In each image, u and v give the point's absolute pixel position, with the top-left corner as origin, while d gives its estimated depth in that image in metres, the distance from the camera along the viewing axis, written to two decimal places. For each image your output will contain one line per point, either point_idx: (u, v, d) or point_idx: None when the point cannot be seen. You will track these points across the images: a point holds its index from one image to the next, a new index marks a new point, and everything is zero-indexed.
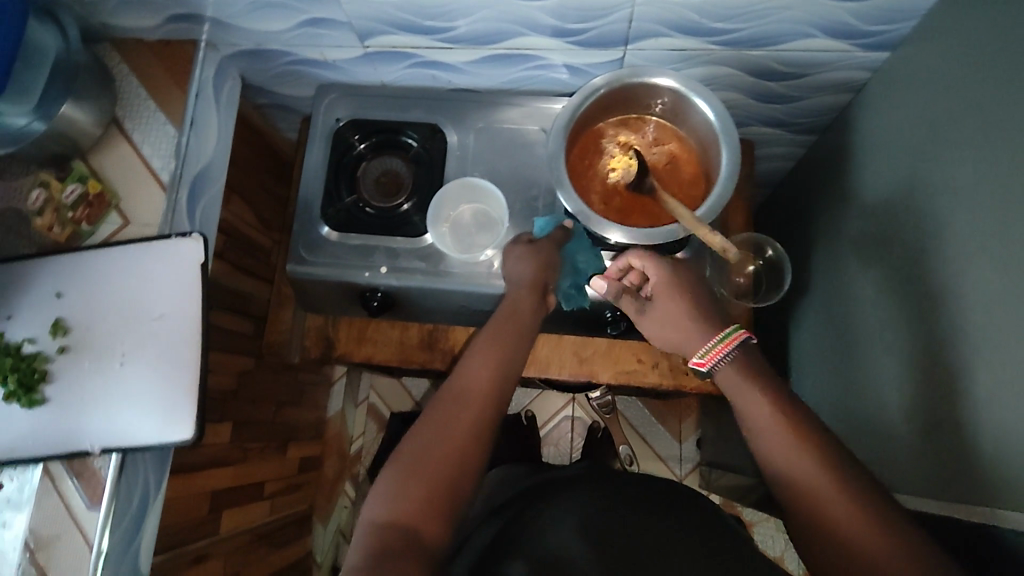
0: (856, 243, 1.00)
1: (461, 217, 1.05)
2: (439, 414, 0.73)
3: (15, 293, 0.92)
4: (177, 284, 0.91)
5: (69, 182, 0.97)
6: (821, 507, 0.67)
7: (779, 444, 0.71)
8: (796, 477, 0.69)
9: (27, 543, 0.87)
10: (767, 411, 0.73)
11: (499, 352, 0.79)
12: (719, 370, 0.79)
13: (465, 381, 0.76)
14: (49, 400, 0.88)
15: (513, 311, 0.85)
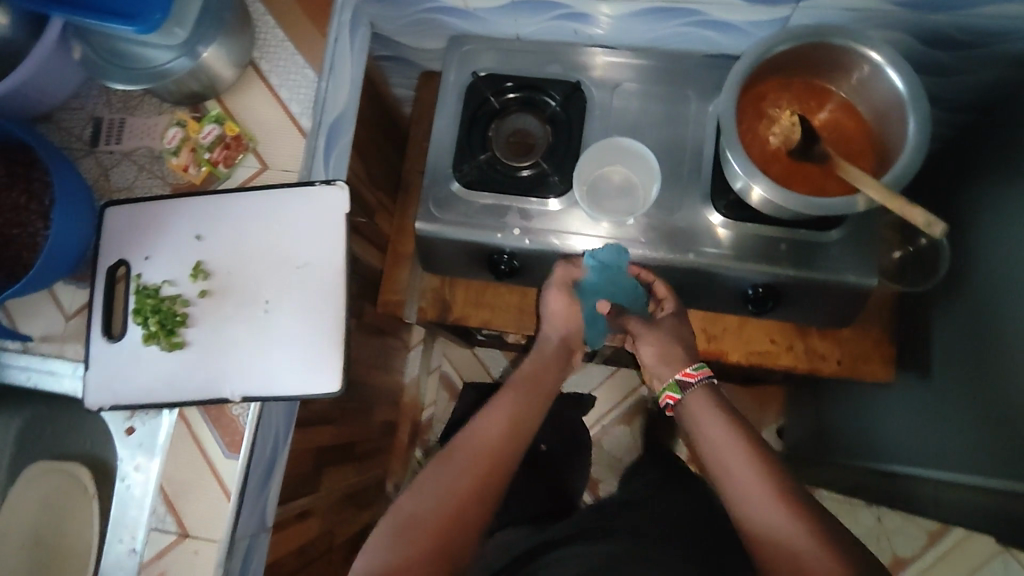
0: (1011, 230, 0.92)
1: (607, 180, 1.01)
2: (448, 467, 0.75)
3: (153, 234, 0.90)
4: (322, 233, 0.88)
5: (205, 123, 0.93)
6: (777, 541, 0.68)
7: (737, 477, 0.73)
8: (748, 512, 0.71)
9: (160, 487, 0.86)
10: (729, 445, 0.76)
11: (520, 404, 0.82)
12: (688, 390, 0.85)
13: (479, 429, 0.79)
14: (187, 343, 0.86)
15: (533, 369, 0.90)
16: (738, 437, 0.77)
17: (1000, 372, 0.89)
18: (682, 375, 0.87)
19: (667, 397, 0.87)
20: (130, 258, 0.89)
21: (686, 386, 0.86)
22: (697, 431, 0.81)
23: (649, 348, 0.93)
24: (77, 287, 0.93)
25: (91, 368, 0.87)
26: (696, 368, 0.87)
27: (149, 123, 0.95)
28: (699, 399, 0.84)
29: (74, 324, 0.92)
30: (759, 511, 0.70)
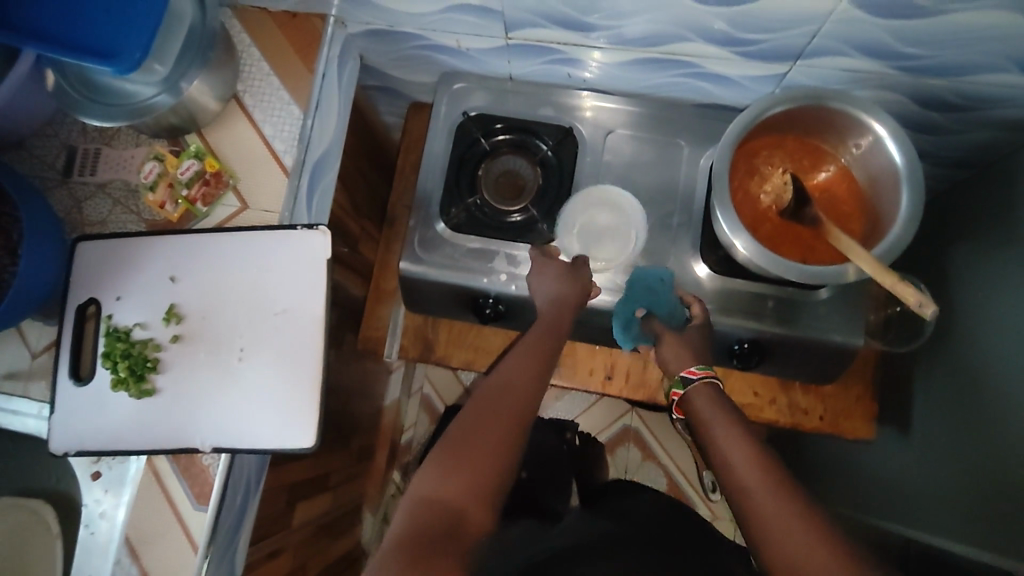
0: (996, 291, 0.92)
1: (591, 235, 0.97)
2: (479, 409, 0.69)
3: (126, 273, 0.87)
4: (303, 277, 0.86)
5: (184, 158, 0.90)
6: (797, 559, 0.56)
7: (750, 492, 0.61)
8: (769, 534, 0.58)
9: (125, 536, 0.83)
10: (742, 457, 0.64)
11: (522, 388, 0.72)
12: (692, 395, 0.74)
13: (472, 420, 0.68)
14: (158, 390, 0.83)
15: (539, 340, 0.79)
16: (748, 446, 0.65)
17: (974, 413, 0.92)
18: (684, 372, 0.77)
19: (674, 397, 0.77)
20: (101, 297, 0.86)
21: (687, 384, 0.75)
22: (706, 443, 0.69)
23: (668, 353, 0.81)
24: (47, 323, 0.90)
25: (56, 412, 0.84)
26: (700, 368, 0.76)
27: (126, 156, 0.92)
28: (702, 406, 0.72)
29: (41, 361, 0.89)
30: (780, 529, 0.58)
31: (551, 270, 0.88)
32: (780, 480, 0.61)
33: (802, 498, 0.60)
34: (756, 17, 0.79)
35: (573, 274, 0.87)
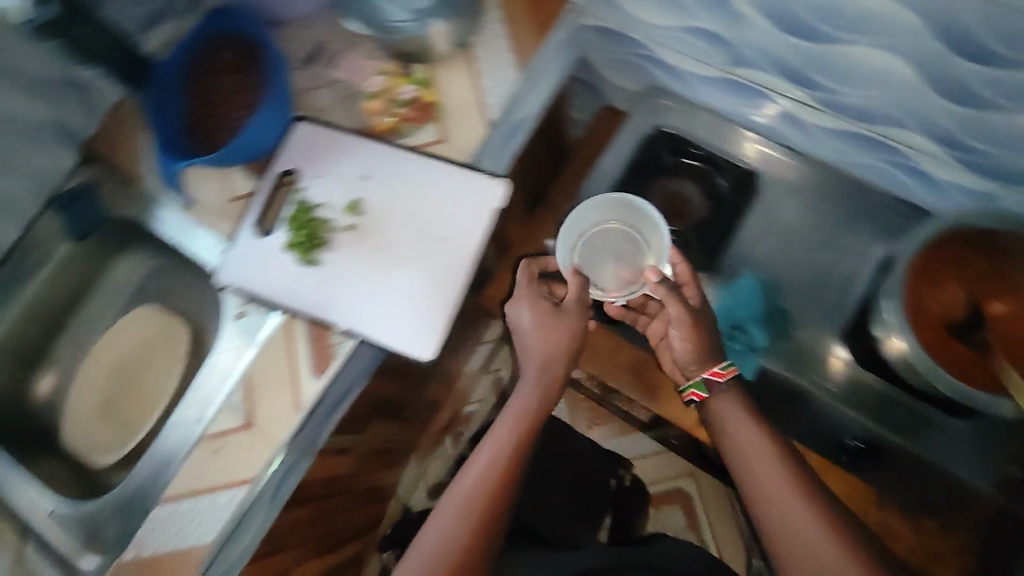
0: None
1: (590, 257, 1.02)
2: (452, 500, 0.83)
3: (328, 159, 0.98)
4: (471, 215, 0.93)
5: (408, 82, 1.00)
6: (804, 539, 0.73)
7: (767, 489, 0.77)
8: (784, 519, 0.75)
9: (244, 375, 0.91)
10: (760, 460, 0.79)
11: (507, 463, 0.85)
12: (715, 392, 0.87)
13: (445, 511, 0.82)
14: (320, 264, 0.92)
15: (529, 397, 0.90)
16: (768, 448, 0.80)
17: None
18: (708, 374, 0.88)
19: (692, 394, 0.89)
20: (302, 174, 0.97)
21: (711, 386, 0.87)
22: (724, 439, 0.84)
23: (684, 345, 0.89)
24: (246, 180, 1.00)
25: (231, 249, 0.96)
26: (724, 368, 0.88)
27: (359, 64, 1.03)
28: (725, 411, 0.86)
29: (230, 206, 0.99)
30: (791, 516, 0.74)
31: (532, 336, 0.92)
32: (781, 476, 0.78)
33: (804, 487, 0.76)
34: (993, 127, 0.78)
35: (552, 342, 0.91)
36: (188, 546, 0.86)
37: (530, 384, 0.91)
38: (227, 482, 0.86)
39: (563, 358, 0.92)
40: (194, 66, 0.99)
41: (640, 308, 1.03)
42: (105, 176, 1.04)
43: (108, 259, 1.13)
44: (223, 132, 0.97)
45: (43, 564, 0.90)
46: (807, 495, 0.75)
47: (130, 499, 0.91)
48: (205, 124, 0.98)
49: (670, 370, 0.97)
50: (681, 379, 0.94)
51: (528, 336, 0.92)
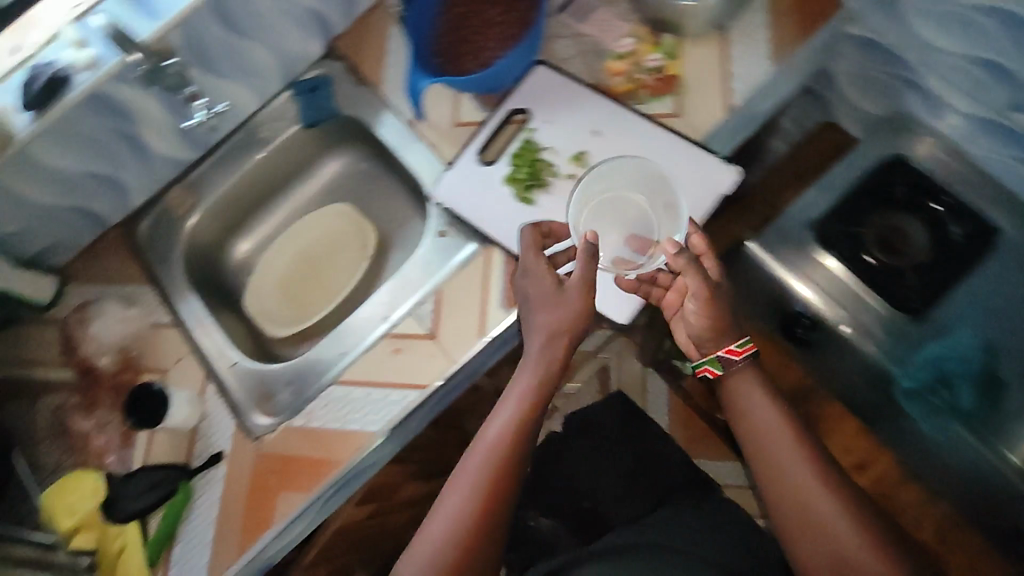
0: None
1: (599, 218, 0.88)
2: (463, 473, 0.78)
3: (562, 106, 0.98)
4: (694, 194, 0.90)
5: (656, 51, 0.96)
6: (828, 526, 0.70)
7: (789, 471, 0.74)
8: (801, 497, 0.72)
9: (434, 290, 0.95)
10: (779, 440, 0.76)
11: (501, 463, 0.77)
12: (732, 370, 0.80)
13: (458, 483, 0.78)
14: (535, 205, 0.95)
15: (524, 385, 0.80)
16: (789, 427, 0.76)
17: None
18: (724, 351, 0.79)
19: (704, 369, 0.81)
20: (535, 116, 0.98)
21: (727, 366, 0.80)
22: (743, 416, 0.79)
23: (698, 321, 0.80)
24: (476, 108, 1.03)
25: (451, 168, 0.99)
26: (743, 345, 0.79)
27: (612, 23, 1.00)
28: (744, 387, 0.80)
29: (454, 130, 1.04)
30: (812, 500, 0.72)
31: (536, 344, 0.80)
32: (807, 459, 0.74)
33: (826, 468, 0.73)
34: None
35: (555, 342, 0.79)
36: (352, 431, 0.91)
37: (530, 376, 0.80)
38: (401, 383, 0.91)
39: (564, 343, 0.79)
40: None
41: (650, 282, 0.85)
42: (347, 73, 1.12)
43: (322, 153, 1.21)
44: (470, 60, 1.01)
45: (218, 408, 0.97)
46: (827, 480, 0.73)
47: (307, 372, 0.98)
48: (455, 48, 1.02)
49: (682, 343, 0.85)
50: (693, 353, 0.84)
51: (537, 313, 0.80)
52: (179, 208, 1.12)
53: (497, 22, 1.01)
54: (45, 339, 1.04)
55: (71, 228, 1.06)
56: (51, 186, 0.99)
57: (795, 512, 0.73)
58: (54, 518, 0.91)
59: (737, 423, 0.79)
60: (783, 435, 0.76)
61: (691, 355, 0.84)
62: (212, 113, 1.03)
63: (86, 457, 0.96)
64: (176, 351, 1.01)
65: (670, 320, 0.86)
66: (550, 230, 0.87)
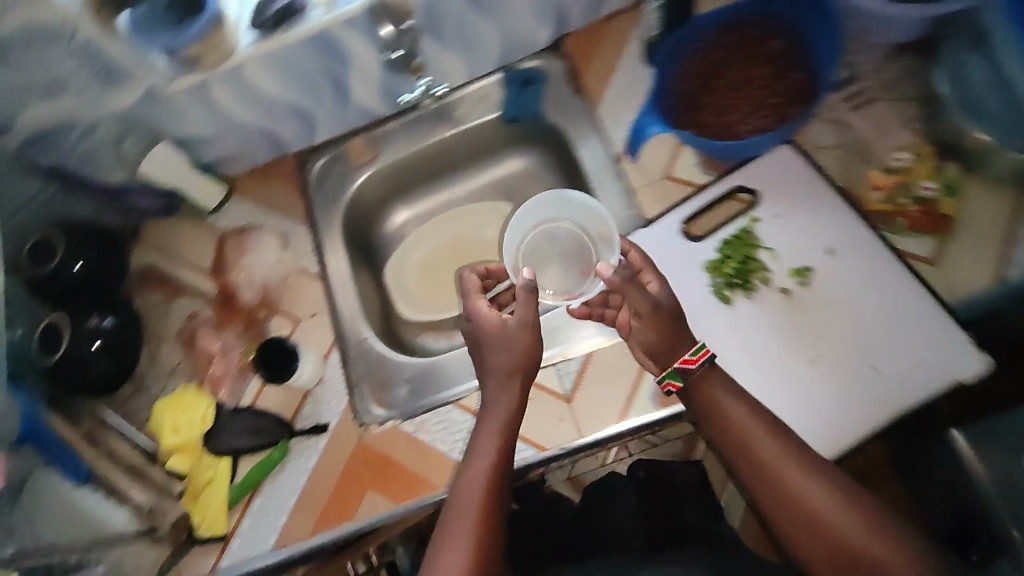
0: None
1: (534, 257, 0.93)
2: (452, 519, 0.72)
3: (800, 206, 0.86)
4: (921, 365, 0.77)
5: (935, 179, 0.82)
6: (830, 517, 0.68)
7: (779, 471, 0.70)
8: (794, 490, 0.69)
9: (586, 353, 0.89)
10: (763, 440, 0.71)
11: (485, 494, 0.73)
12: (692, 378, 0.75)
13: (446, 535, 0.72)
14: (730, 306, 0.83)
15: (496, 427, 0.76)
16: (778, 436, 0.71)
17: None
18: (681, 362, 0.75)
19: (667, 384, 0.77)
20: (765, 204, 0.87)
21: (688, 375, 0.75)
22: (718, 433, 0.74)
23: (649, 336, 0.78)
24: (700, 173, 0.92)
25: (649, 229, 0.90)
26: (697, 352, 0.75)
27: (889, 127, 0.86)
28: (718, 400, 0.74)
29: (663, 182, 0.94)
30: (806, 493, 0.69)
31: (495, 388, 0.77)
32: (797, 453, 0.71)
33: (806, 456, 0.71)
34: None
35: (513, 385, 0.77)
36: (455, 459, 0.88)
37: (501, 418, 0.77)
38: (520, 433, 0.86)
39: (518, 388, 0.77)
40: (723, 29, 0.89)
41: (602, 303, 0.89)
42: (566, 79, 1.03)
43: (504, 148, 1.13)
44: (715, 117, 0.89)
45: (337, 378, 0.96)
46: (813, 467, 0.70)
47: (426, 379, 0.95)
48: (701, 96, 0.90)
49: (642, 361, 0.83)
50: (654, 368, 0.81)
51: (494, 355, 0.77)
52: (356, 159, 1.08)
53: (761, 84, 0.88)
54: (200, 244, 1.05)
55: (253, 147, 1.05)
56: (252, 107, 0.96)
57: (794, 510, 0.69)
58: (158, 430, 0.92)
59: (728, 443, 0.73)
60: (756, 429, 0.72)
61: (653, 371, 0.81)
62: (429, 92, 1.05)
63: (203, 377, 0.98)
64: (313, 304, 1.00)
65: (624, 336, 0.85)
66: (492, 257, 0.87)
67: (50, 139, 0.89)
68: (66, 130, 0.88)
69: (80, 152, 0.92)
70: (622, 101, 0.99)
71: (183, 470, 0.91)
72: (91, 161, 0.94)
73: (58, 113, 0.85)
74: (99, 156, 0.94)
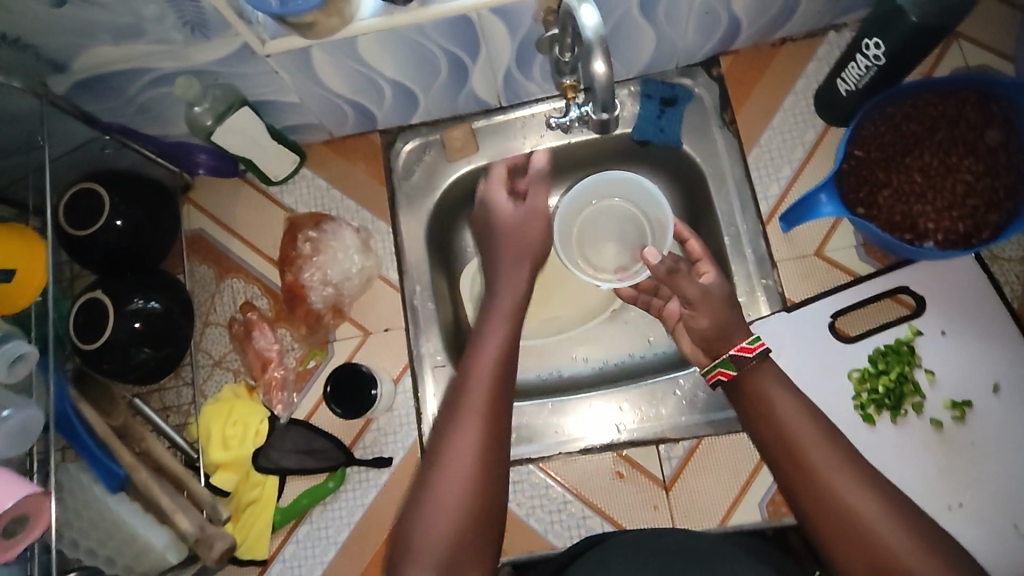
0: None
1: (586, 233, 0.90)
2: (442, 448, 0.64)
3: (970, 327, 0.76)
4: None
5: None
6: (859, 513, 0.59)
7: (802, 443, 0.62)
8: (826, 481, 0.61)
9: (693, 439, 0.81)
10: (793, 413, 0.64)
11: (490, 406, 0.65)
12: (748, 369, 0.68)
13: (434, 467, 0.63)
14: (872, 427, 0.75)
15: (501, 339, 0.69)
16: (810, 416, 0.64)
17: None
18: (736, 348, 0.69)
19: (718, 373, 0.70)
20: (931, 316, 0.77)
21: (743, 365, 0.68)
22: (755, 408, 0.67)
23: (702, 323, 0.72)
24: (858, 258, 0.81)
25: (792, 314, 0.80)
26: (754, 342, 0.69)
27: None
28: (763, 382, 0.67)
29: (811, 259, 0.82)
30: (828, 466, 0.61)
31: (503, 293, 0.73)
32: (831, 436, 0.63)
33: (842, 444, 0.62)
34: None
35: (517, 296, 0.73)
36: (530, 527, 0.81)
37: (510, 304, 0.72)
38: (608, 514, 0.81)
39: (519, 297, 0.73)
40: (922, 96, 0.77)
41: (651, 293, 0.84)
42: (717, 108, 0.89)
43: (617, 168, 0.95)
44: (892, 198, 0.77)
45: (405, 407, 0.86)
46: (832, 438, 0.63)
47: None
48: (879, 170, 0.78)
49: (690, 355, 0.77)
50: (705, 361, 0.74)
51: (508, 235, 0.76)
52: (454, 151, 0.92)
53: (957, 172, 0.76)
54: (264, 222, 0.92)
55: (339, 118, 0.89)
56: (352, 81, 0.80)
57: (809, 482, 0.61)
58: (205, 440, 0.83)
59: (758, 417, 0.66)
60: (790, 405, 0.65)
61: (702, 365, 0.74)
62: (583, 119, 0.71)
63: (255, 381, 0.86)
64: (388, 317, 0.88)
65: (674, 330, 0.80)
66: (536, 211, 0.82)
67: (110, 85, 0.72)
68: (132, 78, 0.71)
69: (142, 101, 0.75)
70: (779, 150, 0.86)
71: (226, 489, 0.82)
72: (153, 113, 0.78)
73: (127, 58, 0.68)
74: (163, 109, 0.77)
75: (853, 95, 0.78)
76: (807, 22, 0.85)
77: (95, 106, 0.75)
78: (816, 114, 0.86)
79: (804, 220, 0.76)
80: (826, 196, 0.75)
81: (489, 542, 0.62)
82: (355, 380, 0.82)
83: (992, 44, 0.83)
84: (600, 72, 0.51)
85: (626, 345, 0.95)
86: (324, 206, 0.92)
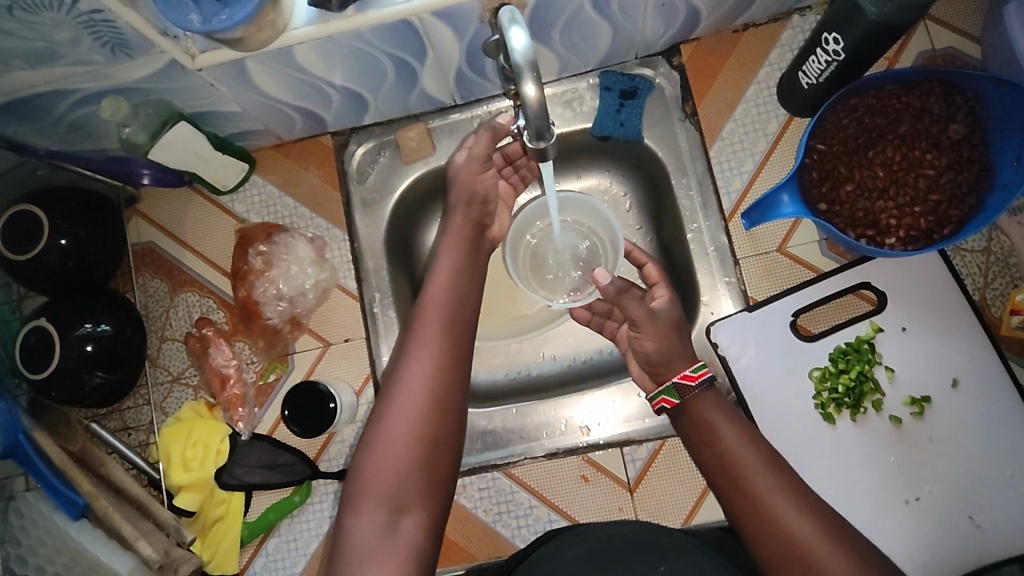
0: None
1: (536, 251, 0.89)
2: (376, 427, 0.64)
3: (931, 323, 0.76)
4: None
5: None
6: (785, 524, 0.60)
7: (742, 466, 0.64)
8: (755, 495, 0.62)
9: (656, 440, 0.82)
10: (734, 441, 0.65)
11: (444, 354, 0.66)
12: (690, 398, 0.69)
13: (371, 445, 0.63)
14: (833, 425, 0.75)
15: (453, 286, 0.70)
16: (747, 440, 0.66)
17: None
18: (678, 377, 0.69)
19: (661, 401, 0.70)
20: (892, 312, 0.77)
21: (685, 393, 0.69)
22: (702, 431, 0.67)
23: (647, 347, 0.72)
24: (821, 254, 0.80)
25: (753, 314, 0.79)
26: (697, 369, 0.69)
27: None
28: (705, 411, 0.68)
29: (773, 256, 0.81)
30: (766, 492, 0.62)
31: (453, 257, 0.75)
32: (767, 459, 0.64)
33: (776, 465, 0.64)
34: None
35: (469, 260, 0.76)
36: (498, 533, 0.82)
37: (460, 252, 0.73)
38: (575, 518, 0.81)
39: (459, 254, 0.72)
40: (884, 87, 0.75)
41: (604, 315, 0.83)
42: (678, 99, 0.86)
43: (578, 164, 0.92)
44: (854, 194, 0.76)
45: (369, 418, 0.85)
46: (766, 459, 0.64)
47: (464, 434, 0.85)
48: (841, 165, 0.76)
49: (639, 378, 0.77)
50: (651, 386, 0.75)
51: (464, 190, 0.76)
52: (409, 152, 0.89)
53: (919, 166, 0.75)
54: (215, 232, 0.89)
55: (286, 124, 0.85)
56: (295, 89, 0.76)
57: (749, 508, 0.62)
58: (166, 462, 0.83)
59: (701, 445, 0.67)
60: (732, 434, 0.66)
61: (648, 389, 0.75)
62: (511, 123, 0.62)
63: (216, 399, 0.86)
64: (348, 327, 0.87)
65: (623, 353, 0.80)
66: (491, 222, 0.79)
67: (35, 105, 0.69)
68: (57, 97, 0.69)
69: (72, 120, 0.73)
70: (741, 143, 0.84)
71: (190, 509, 0.82)
72: (85, 128, 0.76)
73: (45, 81, 0.66)
74: (96, 125, 0.76)
75: (815, 88, 0.76)
76: (769, 7, 0.82)
77: (23, 126, 0.73)
78: (779, 104, 0.84)
79: (767, 218, 0.74)
80: (787, 196, 0.74)
81: (438, 496, 0.63)
82: (315, 398, 0.81)
83: (959, 25, 0.81)
84: (531, 94, 0.49)
85: (590, 341, 0.92)
86: (277, 216, 0.89)
